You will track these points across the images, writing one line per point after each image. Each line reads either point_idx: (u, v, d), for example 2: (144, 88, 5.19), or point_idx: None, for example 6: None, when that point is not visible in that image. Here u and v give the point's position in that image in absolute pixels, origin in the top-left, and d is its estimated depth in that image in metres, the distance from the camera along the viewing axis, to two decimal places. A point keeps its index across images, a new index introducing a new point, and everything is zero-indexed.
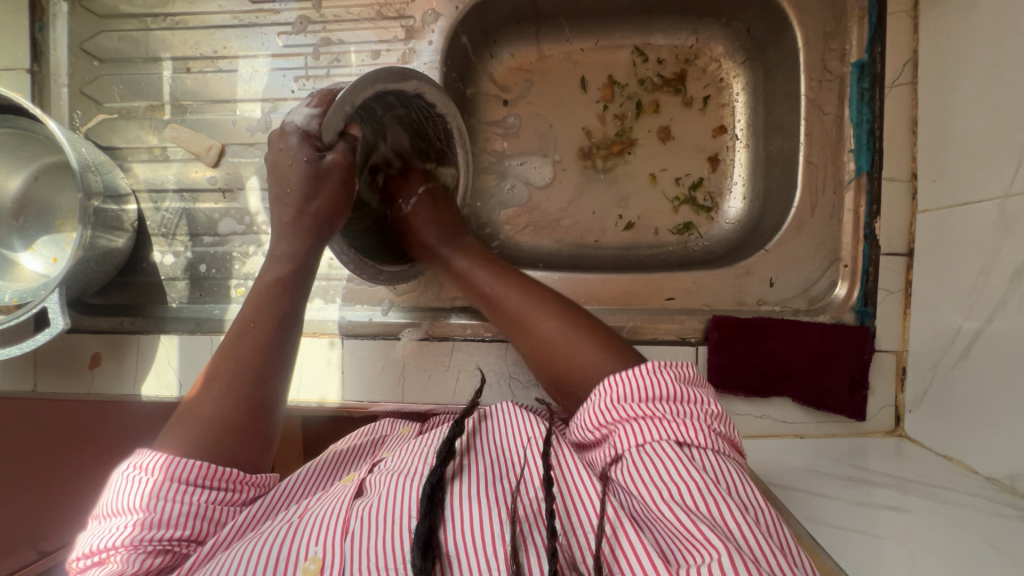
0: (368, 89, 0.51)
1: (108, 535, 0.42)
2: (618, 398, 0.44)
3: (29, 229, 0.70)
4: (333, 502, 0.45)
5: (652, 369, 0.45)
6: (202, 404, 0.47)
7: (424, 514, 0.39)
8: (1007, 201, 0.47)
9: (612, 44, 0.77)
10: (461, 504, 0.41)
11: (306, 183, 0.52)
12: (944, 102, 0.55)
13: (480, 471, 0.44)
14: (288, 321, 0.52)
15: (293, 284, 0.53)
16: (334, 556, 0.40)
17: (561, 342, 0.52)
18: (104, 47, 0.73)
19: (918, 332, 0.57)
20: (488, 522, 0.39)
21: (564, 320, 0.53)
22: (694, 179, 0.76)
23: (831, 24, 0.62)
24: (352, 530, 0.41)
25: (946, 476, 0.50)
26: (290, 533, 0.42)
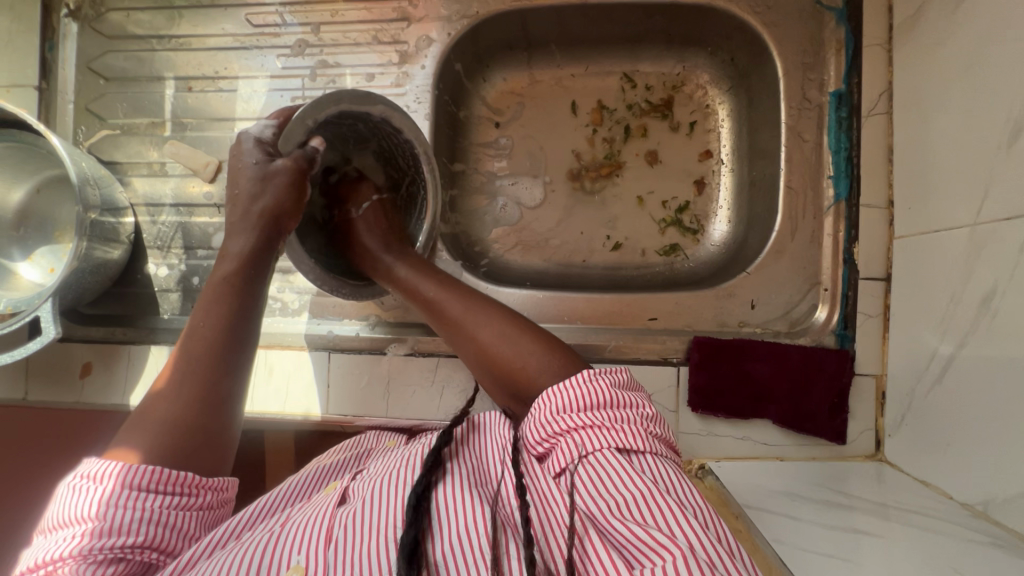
0: (331, 107, 0.56)
1: (58, 547, 0.42)
2: (554, 411, 0.44)
3: (29, 239, 0.72)
4: (313, 512, 0.46)
5: (586, 377, 0.46)
6: (154, 409, 0.48)
7: (409, 523, 0.40)
8: (976, 230, 0.48)
9: (601, 70, 0.79)
10: (444, 513, 0.42)
11: (254, 183, 0.56)
12: (918, 132, 0.56)
13: (462, 478, 0.45)
14: (242, 317, 0.53)
15: (244, 282, 0.54)
16: (318, 564, 0.40)
17: (501, 343, 0.52)
18: (110, 66, 0.75)
19: (896, 357, 0.58)
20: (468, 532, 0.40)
21: (506, 323, 0.54)
22: (680, 202, 0.77)
23: (810, 55, 0.64)
24: (335, 538, 0.42)
25: (922, 501, 0.50)
26: (273, 543, 0.43)
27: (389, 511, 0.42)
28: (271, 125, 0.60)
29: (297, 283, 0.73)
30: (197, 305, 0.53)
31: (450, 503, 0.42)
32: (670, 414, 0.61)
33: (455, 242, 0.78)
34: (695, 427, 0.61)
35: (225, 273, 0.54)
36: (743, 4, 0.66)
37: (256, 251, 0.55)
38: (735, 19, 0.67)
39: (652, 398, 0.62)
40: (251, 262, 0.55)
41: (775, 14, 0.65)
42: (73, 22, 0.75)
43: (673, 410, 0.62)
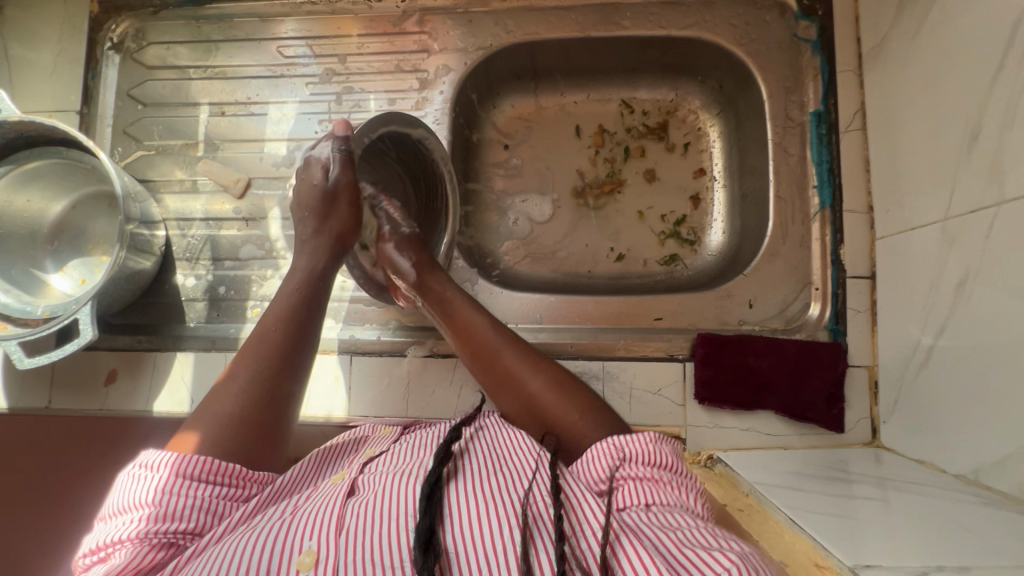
0: (381, 127, 0.61)
1: (120, 528, 0.46)
2: (625, 458, 0.47)
3: (62, 252, 0.75)
4: (324, 500, 0.48)
5: (654, 438, 0.49)
6: (220, 403, 0.53)
7: (423, 513, 0.43)
8: (947, 223, 0.53)
9: (602, 97, 0.86)
10: (457, 508, 0.44)
11: (320, 203, 0.61)
12: (890, 144, 0.62)
13: (472, 474, 0.48)
14: (306, 325, 0.59)
15: (310, 298, 0.60)
16: (329, 549, 0.42)
17: (549, 393, 0.56)
18: (148, 93, 0.81)
19: (885, 348, 0.63)
20: (485, 518, 0.43)
21: (553, 384, 0.57)
22: (677, 216, 0.83)
23: (790, 80, 0.72)
24: (346, 526, 0.44)
25: (919, 476, 0.53)
26: (284, 529, 0.44)
27: (397, 501, 0.45)
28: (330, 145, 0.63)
29: None
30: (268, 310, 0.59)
31: (465, 495, 0.45)
32: (678, 408, 0.66)
33: (468, 253, 0.83)
34: (702, 419, 0.65)
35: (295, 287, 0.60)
36: (728, 37, 0.74)
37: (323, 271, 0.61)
38: (722, 50, 0.75)
39: (661, 392, 0.66)
40: (319, 284, 0.61)
41: (757, 45, 0.73)
42: (116, 54, 0.82)
43: (681, 404, 0.66)
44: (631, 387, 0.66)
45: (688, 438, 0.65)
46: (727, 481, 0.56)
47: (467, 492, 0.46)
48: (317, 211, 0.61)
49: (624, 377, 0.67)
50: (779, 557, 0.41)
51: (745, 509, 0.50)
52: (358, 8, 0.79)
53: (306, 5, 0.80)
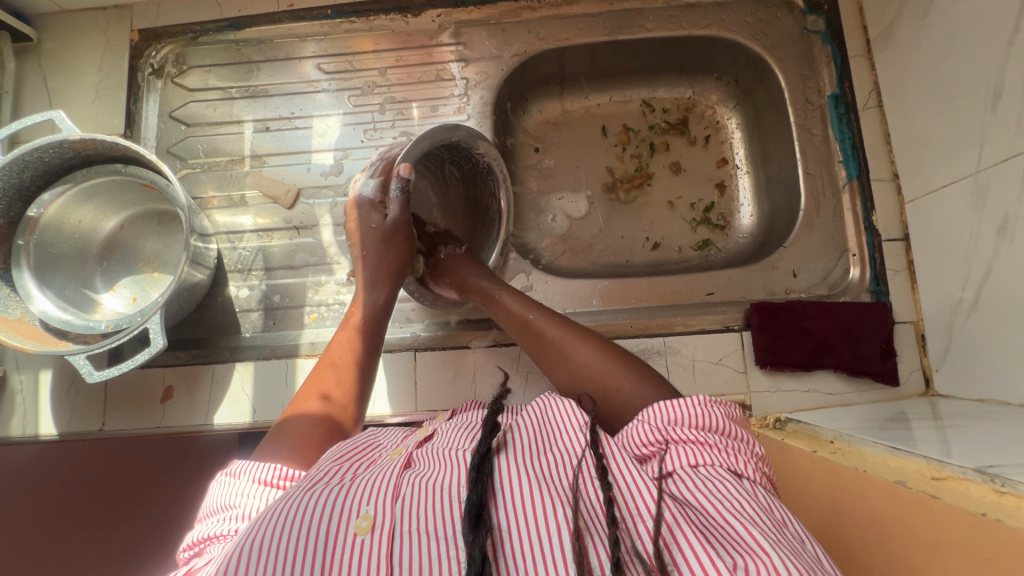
0: (426, 143, 0.60)
1: (207, 528, 0.45)
2: (667, 424, 0.47)
3: (111, 271, 0.75)
4: (381, 472, 0.46)
5: (702, 401, 0.48)
6: (294, 425, 0.55)
7: (472, 484, 0.41)
8: (979, 176, 0.58)
9: (624, 98, 0.91)
10: (507, 480, 0.42)
11: (377, 245, 0.65)
12: (909, 115, 0.68)
13: (518, 446, 0.46)
14: (371, 353, 0.62)
15: (372, 332, 0.63)
16: (386, 516, 0.41)
17: (594, 365, 0.58)
18: (190, 114, 0.83)
19: (927, 302, 0.67)
20: (532, 491, 0.41)
21: (599, 346, 0.60)
22: (706, 203, 0.88)
23: (806, 68, 0.78)
24: (402, 495, 0.42)
25: (985, 410, 0.57)
26: (342, 494, 0.43)
27: (455, 472, 0.44)
28: (376, 182, 0.66)
29: None
30: (336, 341, 0.63)
31: (511, 467, 0.43)
32: (740, 375, 0.68)
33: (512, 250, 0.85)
34: (765, 384, 0.68)
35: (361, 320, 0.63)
36: (745, 33, 0.80)
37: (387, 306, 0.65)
38: (739, 45, 0.81)
39: (722, 362, 0.69)
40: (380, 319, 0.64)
41: (772, 39, 0.79)
42: (157, 79, 0.84)
43: (743, 371, 0.69)
44: (694, 360, 0.69)
45: (755, 403, 0.68)
46: (807, 434, 0.59)
47: (514, 462, 0.44)
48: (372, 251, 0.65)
49: (686, 350, 0.69)
50: (894, 477, 0.43)
51: (838, 452, 0.51)
52: (395, 23, 0.83)
53: (345, 23, 0.83)
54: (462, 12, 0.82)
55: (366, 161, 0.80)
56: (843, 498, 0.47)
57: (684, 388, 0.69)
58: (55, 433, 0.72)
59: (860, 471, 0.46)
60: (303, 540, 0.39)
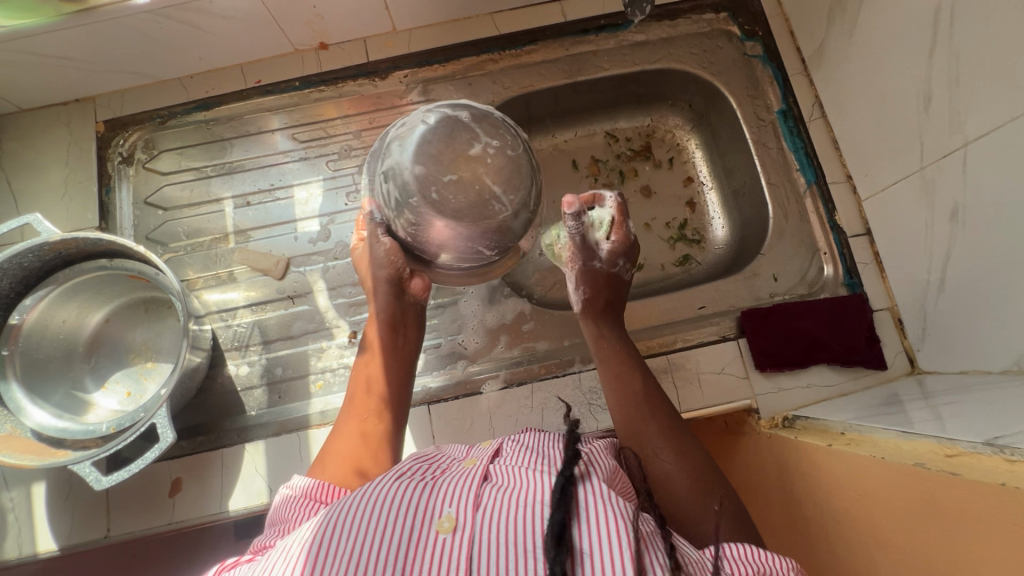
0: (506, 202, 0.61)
1: (265, 538, 0.51)
2: (745, 561, 0.44)
3: (101, 368, 0.73)
4: (461, 479, 0.49)
5: (790, 567, 0.45)
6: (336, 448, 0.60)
7: (557, 505, 0.43)
8: (924, 171, 0.65)
9: (588, 132, 0.96)
10: (591, 509, 0.43)
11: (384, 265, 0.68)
12: (852, 122, 0.75)
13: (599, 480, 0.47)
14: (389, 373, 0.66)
15: (393, 345, 0.68)
16: (467, 522, 0.44)
17: (693, 485, 0.54)
18: (166, 197, 0.83)
19: (898, 288, 0.72)
20: (618, 526, 0.42)
21: (695, 478, 0.54)
22: (680, 221, 0.93)
23: (752, 89, 0.85)
24: (483, 504, 0.45)
25: (970, 381, 0.61)
26: (426, 493, 0.47)
27: (538, 485, 0.46)
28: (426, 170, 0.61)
29: None
30: (359, 375, 0.66)
31: (595, 492, 0.45)
32: (744, 380, 0.72)
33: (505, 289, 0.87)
34: (767, 386, 0.72)
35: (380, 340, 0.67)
36: (694, 63, 0.87)
37: (393, 315, 0.68)
38: (690, 74, 0.87)
39: (725, 370, 0.72)
40: (394, 327, 0.68)
41: (718, 66, 0.86)
42: (128, 166, 0.83)
43: (745, 377, 0.72)
44: (698, 373, 0.72)
45: (761, 405, 0.71)
46: (820, 429, 0.61)
47: (599, 493, 0.45)
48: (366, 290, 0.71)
49: (689, 364, 0.73)
50: (912, 459, 0.46)
51: (853, 442, 0.55)
52: (364, 87, 0.85)
53: (313, 93, 0.85)
54: (428, 70, 0.86)
55: (352, 223, 0.81)
56: (868, 486, 0.51)
57: (693, 401, 0.71)
58: (55, 548, 0.67)
59: (880, 459, 0.49)
60: (384, 528, 0.43)
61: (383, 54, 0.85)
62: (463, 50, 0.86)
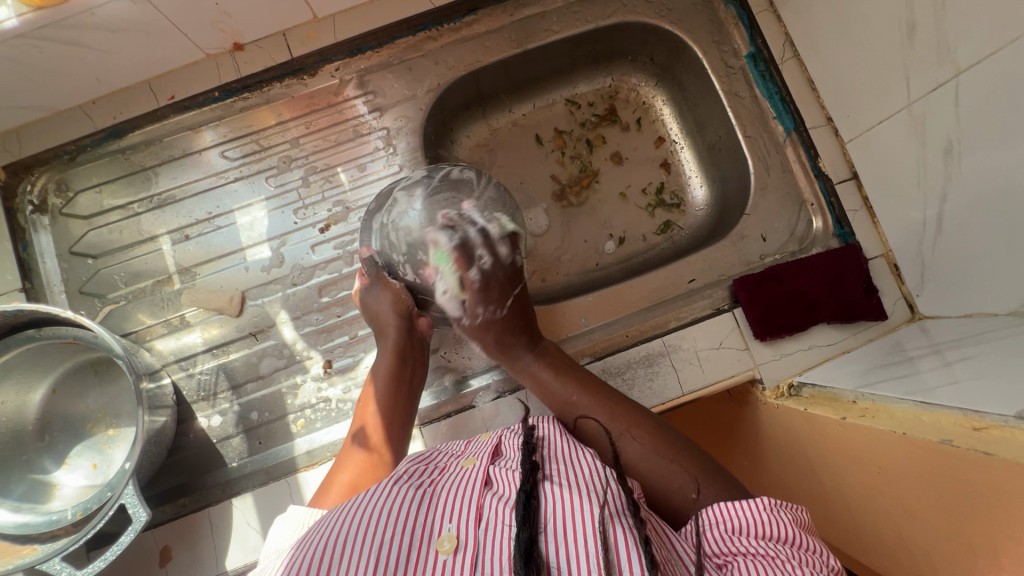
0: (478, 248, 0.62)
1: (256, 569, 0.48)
2: (732, 533, 0.44)
3: (57, 445, 0.66)
4: (460, 484, 0.48)
5: (768, 506, 0.44)
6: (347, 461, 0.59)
7: (523, 522, 0.42)
8: (913, 108, 0.60)
9: (547, 102, 0.89)
10: (556, 515, 0.43)
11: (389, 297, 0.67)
12: (828, 59, 0.69)
13: (573, 482, 0.46)
14: (398, 386, 0.63)
15: (400, 377, 0.64)
16: (469, 538, 0.43)
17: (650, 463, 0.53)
18: (94, 243, 0.74)
19: (891, 233, 0.69)
20: (590, 537, 0.42)
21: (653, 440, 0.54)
22: (656, 185, 0.87)
23: (717, 34, 0.78)
24: (485, 517, 0.44)
25: (978, 324, 0.58)
26: (424, 506, 0.46)
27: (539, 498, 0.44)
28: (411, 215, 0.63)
29: (359, 377, 0.70)
30: (362, 399, 0.64)
31: (561, 501, 0.44)
32: (744, 352, 0.69)
33: None
34: (769, 354, 0.68)
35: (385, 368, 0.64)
36: (650, 13, 0.79)
37: (404, 345, 0.66)
38: (648, 26, 0.80)
39: (723, 345, 0.69)
40: (401, 361, 0.64)
41: (677, 12, 0.79)
42: (43, 215, 0.74)
43: (745, 348, 0.69)
44: (696, 352, 0.69)
45: (764, 375, 0.68)
46: (833, 397, 0.59)
47: (566, 502, 0.44)
48: (368, 312, 0.68)
49: (685, 344, 0.69)
50: (937, 435, 0.43)
51: (867, 414, 0.52)
52: (293, 88, 0.76)
53: (238, 102, 0.76)
54: (361, 59, 0.77)
55: (306, 242, 0.74)
56: (895, 462, 0.48)
57: (695, 382, 0.68)
58: None
59: (900, 435, 0.46)
60: (379, 550, 0.42)
61: (307, 47, 0.75)
62: (397, 31, 0.76)
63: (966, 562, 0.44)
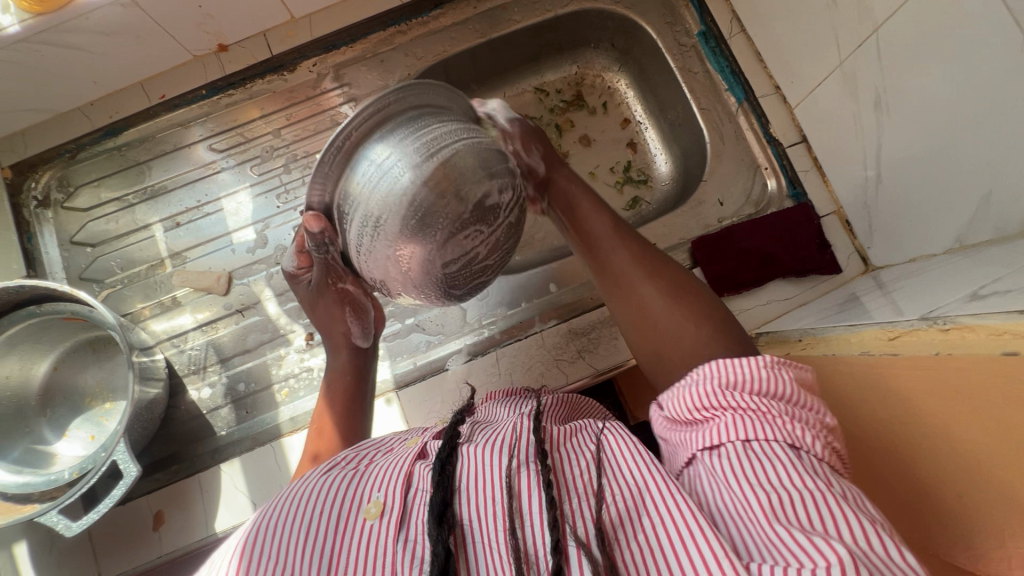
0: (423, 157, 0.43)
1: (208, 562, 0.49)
2: (725, 385, 0.42)
3: (58, 417, 0.71)
4: (395, 460, 0.48)
5: (770, 363, 0.42)
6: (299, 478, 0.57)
7: (436, 487, 0.42)
8: (845, 66, 0.64)
9: (517, 91, 0.93)
10: (469, 474, 0.43)
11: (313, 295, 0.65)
12: (770, 30, 0.74)
13: (493, 443, 0.45)
14: (352, 395, 0.63)
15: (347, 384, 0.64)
16: (394, 503, 0.43)
17: (664, 307, 0.53)
18: (92, 233, 0.80)
19: (840, 189, 0.72)
20: (498, 499, 0.41)
21: (667, 293, 0.54)
22: (623, 164, 0.91)
23: (669, 15, 0.83)
24: (412, 484, 0.44)
25: (920, 264, 0.61)
26: (355, 480, 0.46)
27: (456, 466, 0.44)
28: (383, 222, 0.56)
29: None
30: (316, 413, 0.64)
31: (475, 462, 0.43)
32: None
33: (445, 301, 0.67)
34: (728, 310, 0.71)
35: (333, 379, 0.65)
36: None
37: (353, 356, 0.66)
38: (604, 12, 0.85)
39: None
40: (352, 377, 0.64)
41: None
42: (45, 209, 0.80)
43: None
44: None
45: None
46: (783, 340, 0.61)
47: (479, 462, 0.43)
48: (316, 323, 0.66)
49: None
50: (859, 348, 0.46)
51: (808, 346, 0.54)
52: (274, 84, 0.82)
53: (223, 98, 0.82)
54: (337, 54, 0.82)
55: (288, 224, 0.79)
56: (834, 386, 0.51)
57: None
58: None
59: (832, 356, 0.49)
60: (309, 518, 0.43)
61: (286, 45, 0.81)
62: (369, 27, 0.82)
63: (901, 475, 0.46)
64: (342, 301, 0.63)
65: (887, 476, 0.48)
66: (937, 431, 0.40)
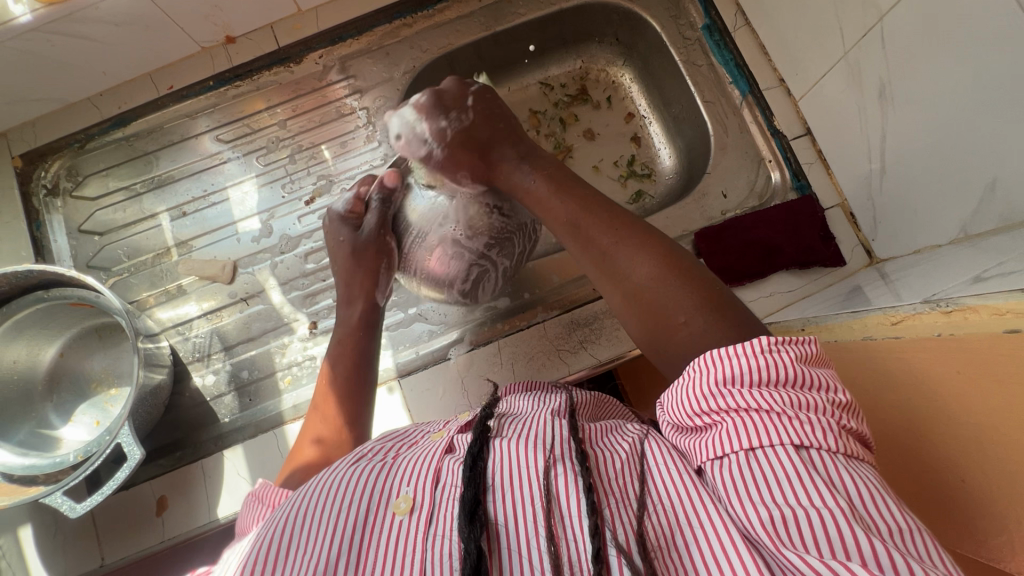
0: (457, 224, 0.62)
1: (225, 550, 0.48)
2: (724, 384, 0.41)
3: (64, 402, 0.71)
4: (422, 455, 0.48)
5: (767, 348, 0.41)
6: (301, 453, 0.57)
7: (466, 483, 0.42)
8: (849, 57, 0.64)
9: (521, 85, 0.93)
10: (501, 470, 0.43)
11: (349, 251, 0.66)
12: (775, 24, 0.74)
13: (527, 438, 0.45)
14: (359, 366, 0.63)
15: (350, 358, 0.63)
16: (424, 500, 0.43)
17: (655, 287, 0.50)
18: (100, 222, 0.81)
19: (844, 182, 0.72)
20: (534, 500, 0.40)
21: (658, 271, 0.50)
22: (627, 157, 0.91)
23: (674, 9, 0.83)
24: (441, 480, 0.44)
25: (924, 255, 0.60)
26: (383, 474, 0.46)
27: (489, 463, 0.43)
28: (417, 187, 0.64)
29: None
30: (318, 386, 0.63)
31: (509, 458, 0.43)
32: None
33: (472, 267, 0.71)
34: None
35: (335, 354, 0.64)
36: None
37: (361, 323, 0.65)
38: (609, 6, 0.85)
39: None
40: (359, 344, 0.64)
41: None
42: (54, 197, 0.81)
43: None
44: None
45: None
46: (784, 331, 0.61)
47: (514, 459, 0.43)
48: (343, 269, 0.67)
49: None
50: (861, 332, 0.47)
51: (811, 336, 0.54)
52: (280, 76, 0.83)
53: (230, 90, 0.82)
54: (342, 47, 0.83)
55: (293, 214, 0.80)
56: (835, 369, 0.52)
57: None
58: None
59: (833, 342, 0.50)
60: (334, 512, 0.43)
61: (293, 37, 0.81)
62: (375, 19, 0.83)
63: (902, 462, 0.46)
64: (382, 250, 0.66)
65: (889, 464, 0.48)
66: (940, 415, 0.40)
